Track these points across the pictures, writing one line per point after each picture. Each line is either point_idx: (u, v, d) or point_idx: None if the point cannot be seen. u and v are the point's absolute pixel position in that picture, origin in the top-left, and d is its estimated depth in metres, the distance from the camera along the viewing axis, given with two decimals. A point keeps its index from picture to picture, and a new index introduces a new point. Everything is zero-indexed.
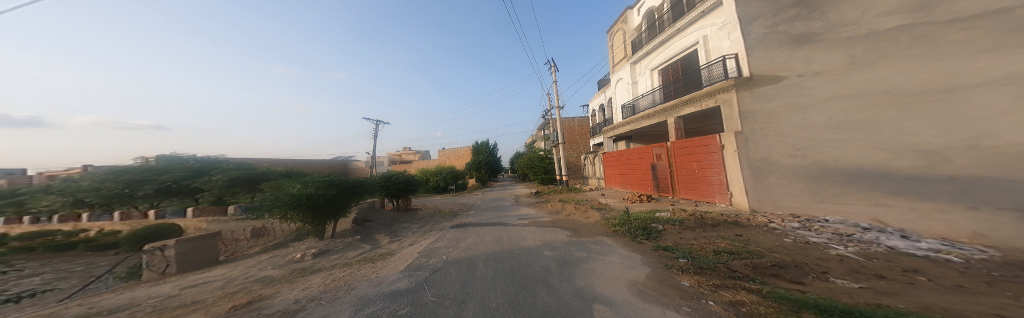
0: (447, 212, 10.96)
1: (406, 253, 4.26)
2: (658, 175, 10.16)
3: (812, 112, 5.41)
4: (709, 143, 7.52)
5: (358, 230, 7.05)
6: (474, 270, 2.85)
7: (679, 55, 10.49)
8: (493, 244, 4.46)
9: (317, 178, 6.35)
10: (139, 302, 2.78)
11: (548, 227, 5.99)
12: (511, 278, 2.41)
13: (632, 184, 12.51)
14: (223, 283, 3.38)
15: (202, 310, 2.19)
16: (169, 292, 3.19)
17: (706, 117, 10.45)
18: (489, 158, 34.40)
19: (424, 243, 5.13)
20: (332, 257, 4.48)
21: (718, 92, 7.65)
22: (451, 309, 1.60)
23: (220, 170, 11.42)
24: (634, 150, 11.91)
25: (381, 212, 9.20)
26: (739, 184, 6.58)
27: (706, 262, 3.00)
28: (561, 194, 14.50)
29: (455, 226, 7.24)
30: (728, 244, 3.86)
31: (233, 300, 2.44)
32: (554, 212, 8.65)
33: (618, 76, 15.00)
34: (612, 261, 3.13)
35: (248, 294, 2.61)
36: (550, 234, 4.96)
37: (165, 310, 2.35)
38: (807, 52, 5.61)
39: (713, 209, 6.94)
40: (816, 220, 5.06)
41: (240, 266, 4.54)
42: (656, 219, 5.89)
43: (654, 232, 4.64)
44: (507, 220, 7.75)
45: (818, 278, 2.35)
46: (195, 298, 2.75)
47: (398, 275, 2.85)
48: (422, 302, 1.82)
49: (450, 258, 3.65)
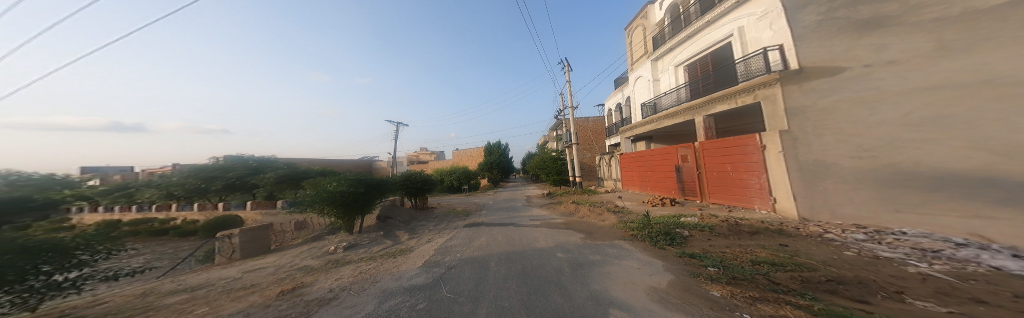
0: (461, 211, 11.30)
1: (424, 250, 4.48)
2: (683, 178, 9.55)
3: (883, 107, 4.69)
4: (746, 144, 6.90)
5: (381, 226, 7.52)
6: (487, 269, 2.94)
7: (708, 50, 9.72)
8: (505, 244, 4.54)
9: (348, 176, 6.89)
10: (213, 282, 3.27)
11: (561, 229, 5.93)
12: (523, 278, 2.45)
13: (652, 187, 11.93)
14: (274, 269, 3.83)
15: (258, 293, 2.51)
16: (233, 275, 3.71)
17: (740, 115, 9.60)
18: (501, 159, 34.58)
19: (440, 240, 5.35)
20: (360, 251, 4.86)
21: (758, 87, 7.01)
22: (469, 306, 1.67)
23: (273, 169, 12.96)
24: (655, 151, 11.35)
25: (400, 209, 9.71)
26: (786, 188, 5.95)
27: (740, 272, 2.80)
28: (575, 196, 14.16)
29: (468, 225, 7.45)
30: (770, 253, 3.55)
31: (281, 285, 2.77)
32: (567, 214, 8.55)
33: (638, 73, 14.15)
34: (630, 266, 3.03)
35: (293, 281, 2.94)
36: (562, 236, 4.93)
37: (232, 290, 2.75)
38: (877, 39, 4.89)
39: (752, 215, 6.35)
40: (889, 232, 4.34)
41: (286, 255, 5.12)
42: (681, 224, 5.54)
43: (678, 237, 4.38)
44: (519, 220, 7.81)
45: (890, 298, 2.07)
46: (253, 281, 3.16)
47: (415, 270, 3.02)
48: (439, 298, 1.93)
49: (465, 256, 3.78)
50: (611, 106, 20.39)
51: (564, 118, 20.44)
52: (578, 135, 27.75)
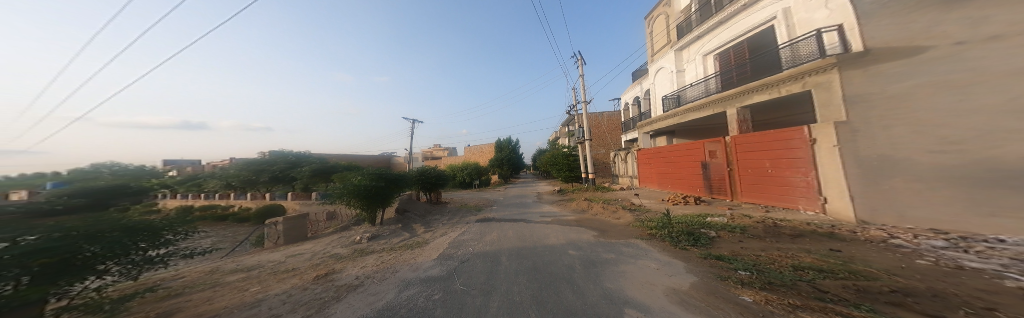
0: (472, 206, 11.59)
1: (438, 243, 4.70)
2: (711, 175, 8.90)
3: (977, 91, 3.99)
4: (790, 138, 6.21)
5: (399, 219, 7.99)
6: (498, 264, 3.03)
7: (744, 36, 8.83)
8: (516, 240, 4.62)
9: (370, 170, 7.39)
10: (261, 264, 3.75)
11: (572, 226, 5.88)
12: (534, 274, 2.51)
13: (673, 184, 11.28)
14: (311, 255, 4.30)
15: (298, 277, 2.86)
16: (278, 258, 4.21)
17: (780, 106, 8.73)
18: (513, 155, 34.52)
19: (453, 234, 5.57)
20: (382, 242, 5.25)
21: (808, 74, 6.24)
22: (481, 299, 1.76)
23: (309, 163, 14.44)
24: (678, 146, 10.67)
25: (416, 203, 10.18)
26: (840, 187, 5.23)
27: (778, 277, 2.60)
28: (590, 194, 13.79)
29: (479, 220, 7.66)
30: (816, 259, 3.22)
31: (316, 270, 3.11)
32: (579, 211, 8.42)
33: (657, 65, 13.18)
34: (647, 266, 2.95)
35: (325, 267, 3.29)
36: (574, 233, 4.89)
37: (279, 272, 3.15)
38: (972, 11, 4.16)
39: (793, 216, 5.76)
40: (980, 239, 3.63)
41: (320, 242, 5.69)
42: (708, 224, 5.20)
43: (704, 238, 4.15)
44: (530, 216, 7.86)
45: (974, 314, 1.78)
46: (294, 265, 3.57)
47: (431, 262, 3.21)
48: (453, 290, 2.05)
49: (477, 250, 3.92)
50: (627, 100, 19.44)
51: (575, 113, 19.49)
52: (591, 130, 26.79)
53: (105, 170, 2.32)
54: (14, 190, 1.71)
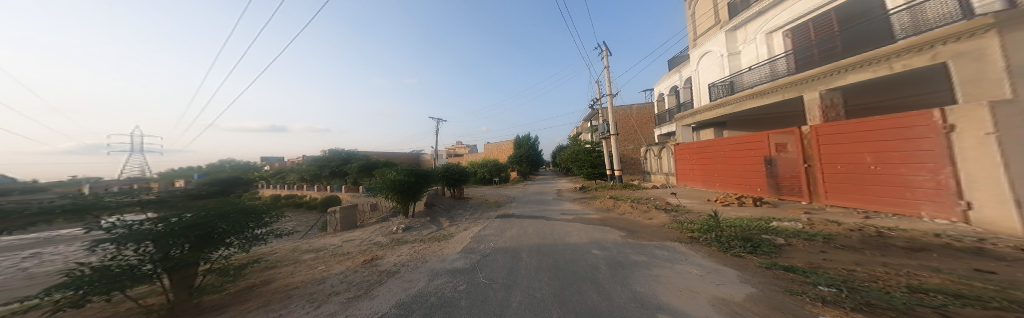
0: (493, 202, 11.92)
1: (462, 237, 4.99)
2: (778, 172, 7.47)
3: None
4: (907, 126, 4.78)
5: (429, 212, 8.70)
6: (519, 260, 3.11)
7: (825, 5, 7.47)
8: (536, 237, 4.64)
9: (403, 167, 8.21)
10: (322, 248, 4.50)
11: (596, 225, 5.63)
12: (556, 272, 2.52)
13: (722, 182, 9.87)
14: (359, 242, 5.02)
15: (347, 261, 3.38)
16: (335, 243, 5.02)
17: (887, 85, 6.93)
18: (532, 152, 33.96)
19: (476, 229, 5.84)
20: (414, 233, 5.81)
21: (933, 43, 4.84)
22: (503, 294, 1.85)
23: (359, 159, 16.93)
24: (732, 138, 9.20)
25: (442, 198, 10.89)
26: (995, 186, 3.71)
27: (877, 297, 1.92)
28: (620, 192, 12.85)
29: (500, 216, 7.87)
30: (951, 280, 2.27)
31: (361, 256, 3.63)
32: (604, 209, 8.02)
33: (704, 49, 12.11)
34: (688, 272, 2.69)
35: (367, 253, 3.80)
36: (598, 233, 4.69)
37: (335, 257, 3.75)
38: None
39: (903, 223, 4.52)
40: None
41: (367, 231, 6.57)
42: (773, 229, 4.43)
43: (766, 245, 3.57)
44: (550, 214, 7.77)
45: None
46: (345, 251, 4.18)
47: (456, 255, 3.46)
48: (476, 282, 2.20)
49: (498, 245, 4.08)
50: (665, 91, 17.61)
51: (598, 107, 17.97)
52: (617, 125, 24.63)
53: (228, 165, 2.99)
54: (177, 179, 2.45)
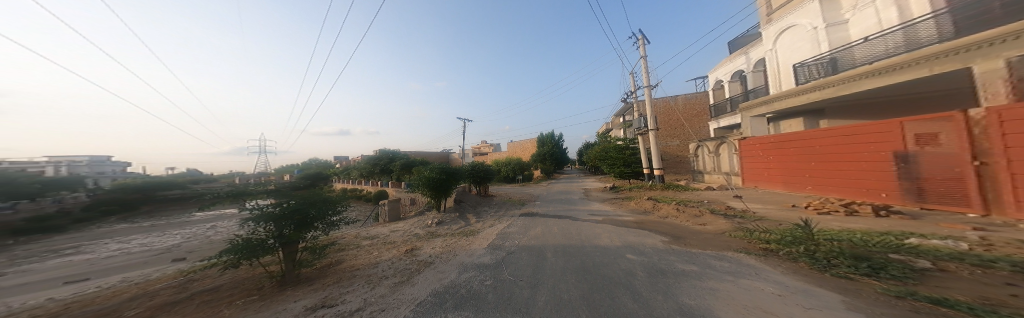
0: (517, 200, 11.93)
1: (487, 233, 5.17)
2: (924, 173, 5.38)
3: None
4: None
5: (458, 207, 9.27)
6: (544, 259, 3.08)
7: None
8: (562, 237, 4.51)
9: (436, 165, 8.92)
10: (372, 237, 5.26)
11: (631, 228, 5.13)
12: (584, 274, 2.42)
13: (816, 185, 7.77)
14: (401, 233, 5.68)
15: (392, 250, 3.90)
16: (382, 233, 5.80)
17: None
18: (555, 150, 32.61)
19: (500, 226, 5.99)
20: (446, 227, 6.25)
21: None
22: (528, 292, 1.88)
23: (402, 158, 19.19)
24: (838, 129, 7.06)
25: (468, 195, 11.41)
26: None
27: None
28: (664, 193, 11.32)
29: (524, 214, 7.85)
30: None
31: (402, 246, 4.13)
32: (643, 212, 7.21)
33: (789, 24, 10.50)
34: (757, 288, 2.23)
35: (407, 244, 4.31)
36: (633, 236, 4.28)
37: (384, 245, 4.36)
38: None
39: None
40: None
41: (406, 223, 7.36)
42: (901, 247, 3.26)
43: (890, 265, 2.61)
44: (576, 214, 7.41)
45: None
46: (390, 240, 4.82)
47: (483, 250, 3.62)
48: (502, 278, 2.28)
49: (522, 243, 4.09)
50: (728, 78, 14.92)
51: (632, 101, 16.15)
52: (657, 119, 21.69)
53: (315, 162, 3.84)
54: (285, 173, 3.21)
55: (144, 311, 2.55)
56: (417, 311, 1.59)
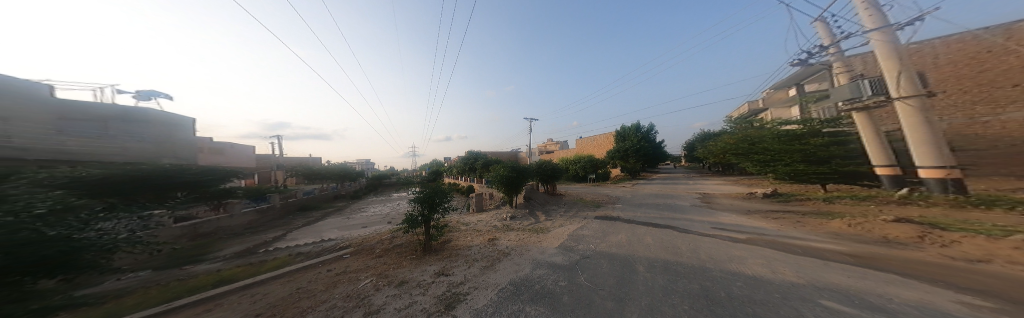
0: (590, 201, 10.21)
1: (558, 233, 4.76)
2: None
3: None
4: None
5: (527, 205, 9.23)
6: (634, 273, 2.40)
7: None
8: (664, 251, 3.31)
9: (507, 163, 9.26)
10: (467, 225, 6.39)
11: (835, 263, 2.84)
12: (704, 304, 1.66)
13: None
14: (484, 222, 6.49)
15: (479, 238, 4.55)
16: (472, 221, 6.89)
17: None
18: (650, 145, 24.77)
19: (570, 227, 5.32)
20: (518, 222, 6.43)
21: None
22: (615, 305, 1.57)
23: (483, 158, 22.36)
24: None
25: (538, 193, 11.13)
26: None
27: None
28: (975, 216, 5.18)
29: (601, 217, 6.55)
30: None
31: (484, 236, 4.72)
32: (886, 244, 3.70)
33: None
34: None
35: (489, 234, 4.85)
36: (842, 278, 2.34)
37: (476, 232, 5.19)
38: None
39: None
40: None
41: (487, 215, 8.28)
42: None
43: None
44: (693, 225, 5.13)
45: None
46: (477, 229, 5.68)
47: (555, 250, 3.36)
48: (578, 283, 2.04)
49: (601, 249, 3.40)
50: None
51: (832, 61, 9.47)
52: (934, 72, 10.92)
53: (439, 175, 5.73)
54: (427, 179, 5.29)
55: (381, 250, 4.59)
56: (500, 296, 1.75)
